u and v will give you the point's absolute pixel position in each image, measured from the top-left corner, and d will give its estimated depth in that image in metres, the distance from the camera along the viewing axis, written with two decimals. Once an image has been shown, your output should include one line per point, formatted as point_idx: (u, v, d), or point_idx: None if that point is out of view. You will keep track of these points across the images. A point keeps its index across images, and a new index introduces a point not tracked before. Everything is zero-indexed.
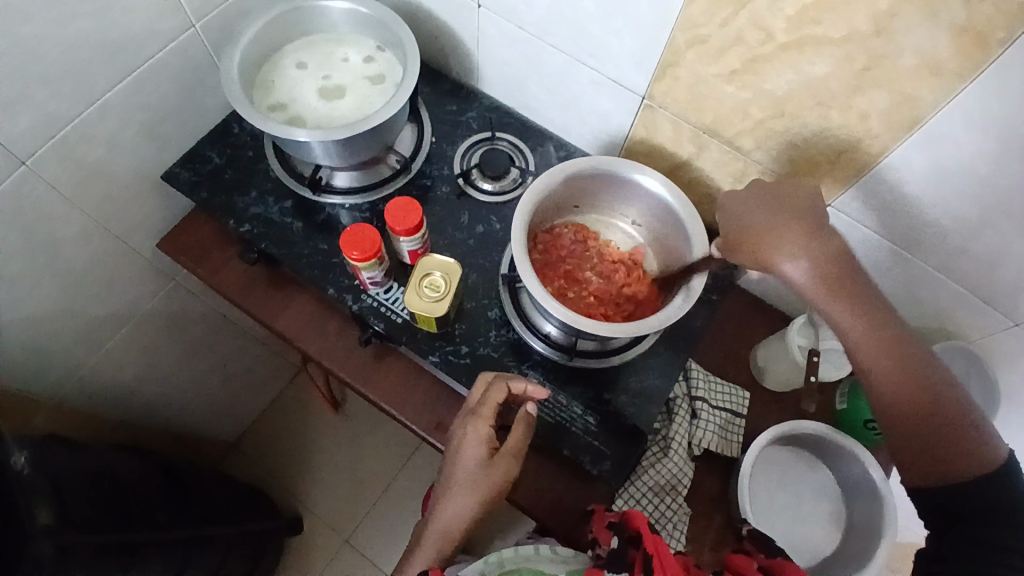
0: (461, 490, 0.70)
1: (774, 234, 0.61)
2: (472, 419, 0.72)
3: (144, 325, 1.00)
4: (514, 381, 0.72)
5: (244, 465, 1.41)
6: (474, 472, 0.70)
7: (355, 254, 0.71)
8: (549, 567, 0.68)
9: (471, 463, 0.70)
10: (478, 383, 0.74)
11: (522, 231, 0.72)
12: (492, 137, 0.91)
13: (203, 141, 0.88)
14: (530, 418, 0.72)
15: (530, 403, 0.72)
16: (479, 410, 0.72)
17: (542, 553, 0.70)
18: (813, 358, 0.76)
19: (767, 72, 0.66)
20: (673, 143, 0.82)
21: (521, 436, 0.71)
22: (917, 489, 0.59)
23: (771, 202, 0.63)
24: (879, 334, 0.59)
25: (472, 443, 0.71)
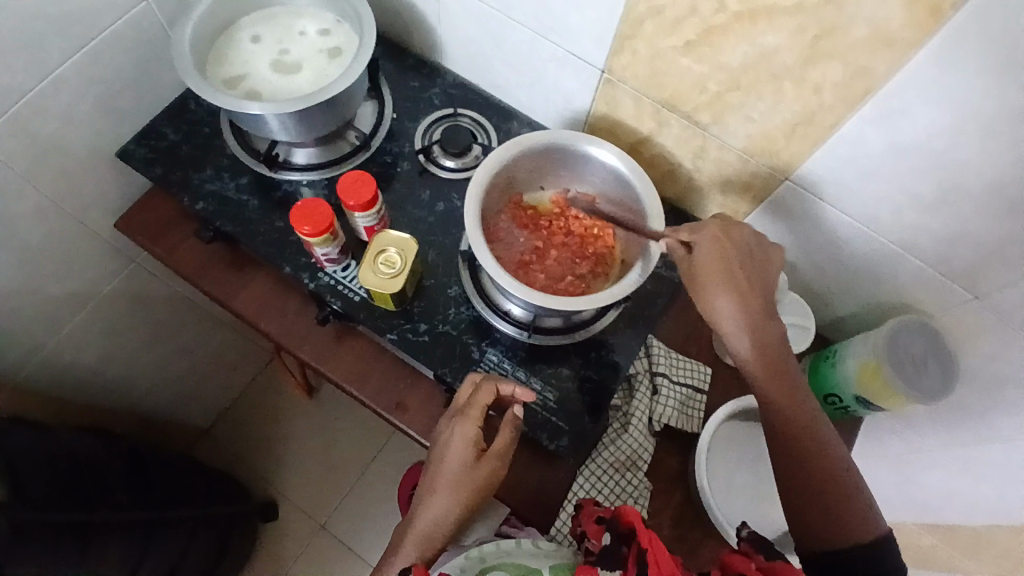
0: (446, 491, 0.69)
1: (723, 275, 0.65)
2: (460, 419, 0.71)
3: (107, 306, 0.98)
4: (502, 383, 0.72)
5: (217, 451, 1.40)
6: (459, 474, 0.69)
7: (306, 229, 0.70)
8: (533, 562, 0.68)
9: (457, 464, 0.69)
10: (465, 384, 0.73)
11: (477, 205, 0.71)
12: (454, 114, 0.90)
13: (159, 117, 0.86)
14: (516, 422, 0.72)
15: (517, 406, 0.72)
16: (467, 412, 0.71)
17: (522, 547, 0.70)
18: None
19: (723, 44, 0.65)
20: (634, 119, 0.81)
21: (509, 438, 0.71)
22: (807, 544, 0.63)
23: (735, 251, 0.66)
24: (780, 380, 0.65)
25: (459, 444, 0.70)
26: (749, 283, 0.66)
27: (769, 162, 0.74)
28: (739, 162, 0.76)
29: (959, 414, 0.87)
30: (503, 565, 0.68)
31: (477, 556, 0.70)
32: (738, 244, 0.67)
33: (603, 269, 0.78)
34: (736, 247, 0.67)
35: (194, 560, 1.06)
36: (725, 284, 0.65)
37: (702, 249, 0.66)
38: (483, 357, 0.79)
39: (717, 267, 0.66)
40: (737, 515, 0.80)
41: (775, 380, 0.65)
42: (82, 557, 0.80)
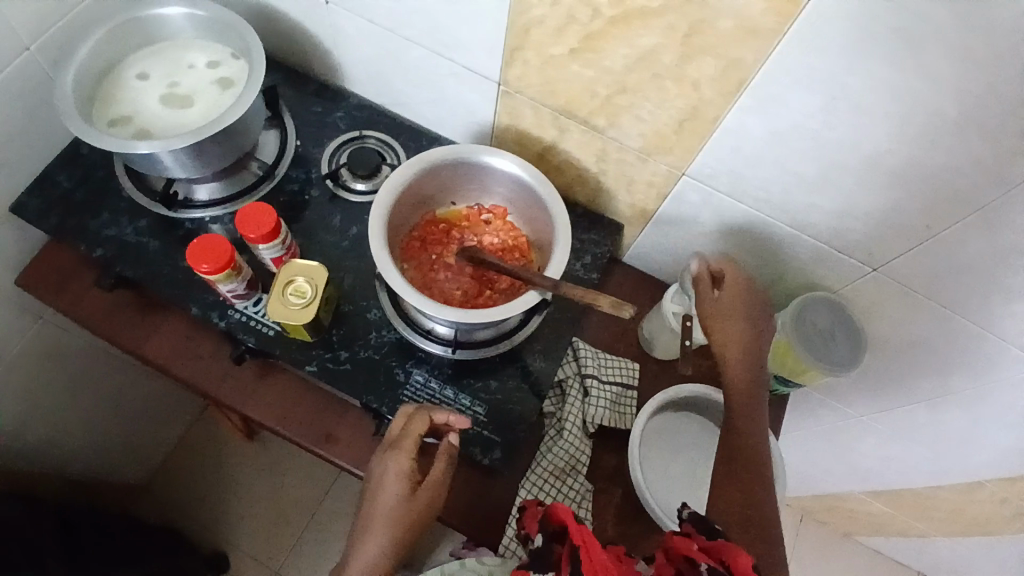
0: (381, 530, 0.66)
1: (726, 316, 0.71)
2: (395, 452, 0.69)
3: (13, 369, 0.92)
4: (436, 412, 0.72)
5: (159, 506, 1.34)
6: (395, 508, 0.67)
7: (204, 267, 0.68)
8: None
9: (393, 497, 0.67)
10: (398, 417, 0.72)
11: (382, 223, 0.70)
12: (360, 137, 0.90)
13: (49, 166, 0.82)
14: (451, 452, 0.72)
15: (452, 434, 0.72)
16: (401, 445, 0.69)
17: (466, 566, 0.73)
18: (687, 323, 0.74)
19: (605, 48, 0.67)
20: (536, 127, 0.82)
21: (444, 468, 0.70)
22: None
23: (750, 304, 0.72)
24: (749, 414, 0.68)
25: (394, 477, 0.68)
26: (755, 323, 0.71)
27: (667, 159, 0.76)
28: (640, 160, 0.78)
29: (879, 382, 0.91)
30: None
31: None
32: (756, 300, 0.73)
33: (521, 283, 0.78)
34: (743, 295, 0.72)
35: None
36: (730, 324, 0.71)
37: (727, 290, 0.72)
38: (409, 378, 0.78)
39: (725, 309, 0.71)
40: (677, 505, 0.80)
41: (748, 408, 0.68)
42: None
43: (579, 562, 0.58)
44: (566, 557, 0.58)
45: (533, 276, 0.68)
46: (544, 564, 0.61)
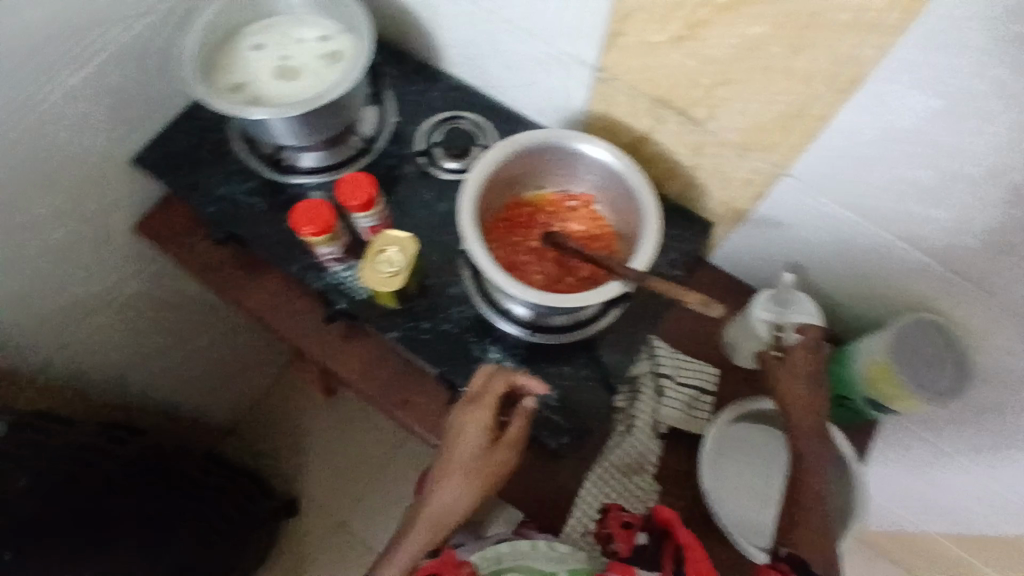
0: (459, 479, 0.70)
1: (792, 379, 0.71)
2: (474, 407, 0.72)
3: (129, 309, 1.02)
4: (516, 374, 0.73)
5: (242, 449, 1.44)
6: (473, 460, 0.70)
7: (307, 229, 0.72)
8: (547, 566, 0.70)
9: (471, 450, 0.71)
10: (478, 374, 0.73)
11: (472, 200, 0.72)
12: (454, 116, 0.91)
13: (172, 126, 0.89)
14: (529, 414, 0.73)
15: (530, 397, 0.73)
16: (482, 402, 0.72)
17: (537, 550, 0.71)
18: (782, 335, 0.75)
19: (711, 36, 0.65)
20: (631, 116, 0.80)
21: (521, 429, 0.72)
22: None
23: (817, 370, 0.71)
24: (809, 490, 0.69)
25: (473, 431, 0.71)
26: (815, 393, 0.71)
27: (767, 157, 0.72)
28: (738, 155, 0.75)
29: (981, 415, 0.84)
30: (519, 568, 0.70)
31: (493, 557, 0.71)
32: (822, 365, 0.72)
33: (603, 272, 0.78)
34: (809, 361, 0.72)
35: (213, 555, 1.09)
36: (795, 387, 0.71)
37: (789, 360, 0.72)
38: (484, 354, 0.80)
39: (790, 376, 0.71)
40: (735, 514, 0.79)
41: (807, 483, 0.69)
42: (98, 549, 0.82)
43: (683, 563, 0.67)
44: (671, 558, 0.68)
45: (619, 267, 0.69)
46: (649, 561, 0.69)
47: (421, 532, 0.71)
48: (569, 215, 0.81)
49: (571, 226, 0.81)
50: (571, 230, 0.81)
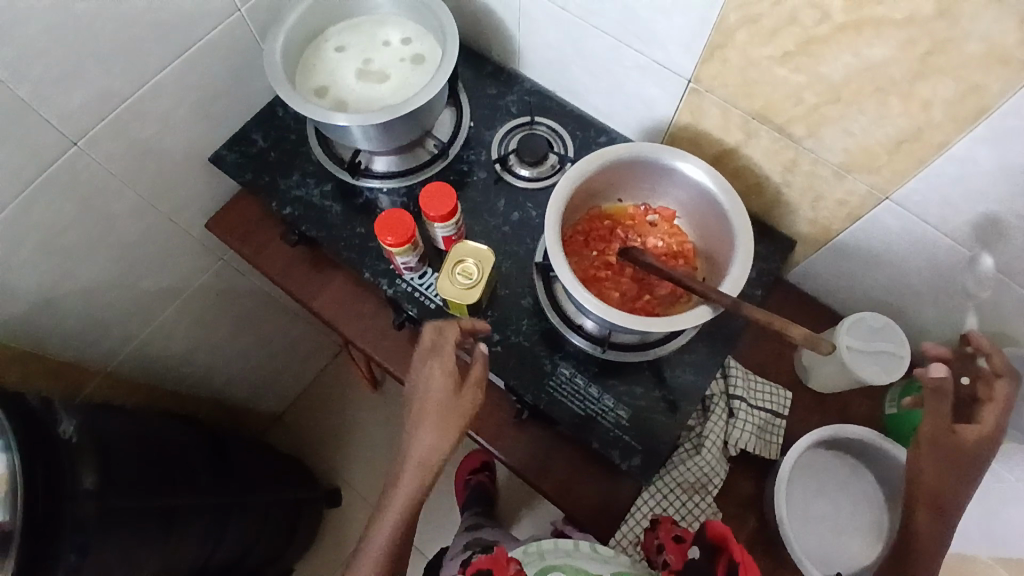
0: (433, 423, 0.70)
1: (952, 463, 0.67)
2: (437, 356, 0.71)
3: (195, 300, 1.03)
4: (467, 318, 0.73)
5: (288, 437, 1.46)
6: (443, 403, 0.70)
7: (388, 239, 0.72)
8: (591, 566, 0.72)
9: (440, 393, 0.70)
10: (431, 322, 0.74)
11: (556, 216, 0.70)
12: (530, 122, 0.89)
13: (250, 123, 0.89)
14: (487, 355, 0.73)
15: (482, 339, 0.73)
16: (443, 352, 0.71)
17: (582, 551, 0.73)
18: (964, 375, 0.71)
19: (824, 55, 0.62)
20: (721, 130, 0.78)
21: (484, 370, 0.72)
22: None
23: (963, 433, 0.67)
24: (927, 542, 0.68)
25: (438, 375, 0.71)
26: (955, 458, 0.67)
27: (868, 179, 0.70)
28: (834, 176, 0.72)
29: None
30: (561, 566, 0.71)
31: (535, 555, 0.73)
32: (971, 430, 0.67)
33: (682, 292, 0.76)
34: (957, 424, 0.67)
35: (264, 541, 1.11)
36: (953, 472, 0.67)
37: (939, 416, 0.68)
38: (555, 367, 0.79)
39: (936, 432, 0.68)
40: (807, 542, 0.78)
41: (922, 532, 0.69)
42: (164, 536, 0.83)
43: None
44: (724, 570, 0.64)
45: (712, 291, 0.65)
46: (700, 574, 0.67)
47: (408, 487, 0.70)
48: (649, 228, 0.79)
49: (651, 240, 0.78)
50: (651, 244, 0.79)
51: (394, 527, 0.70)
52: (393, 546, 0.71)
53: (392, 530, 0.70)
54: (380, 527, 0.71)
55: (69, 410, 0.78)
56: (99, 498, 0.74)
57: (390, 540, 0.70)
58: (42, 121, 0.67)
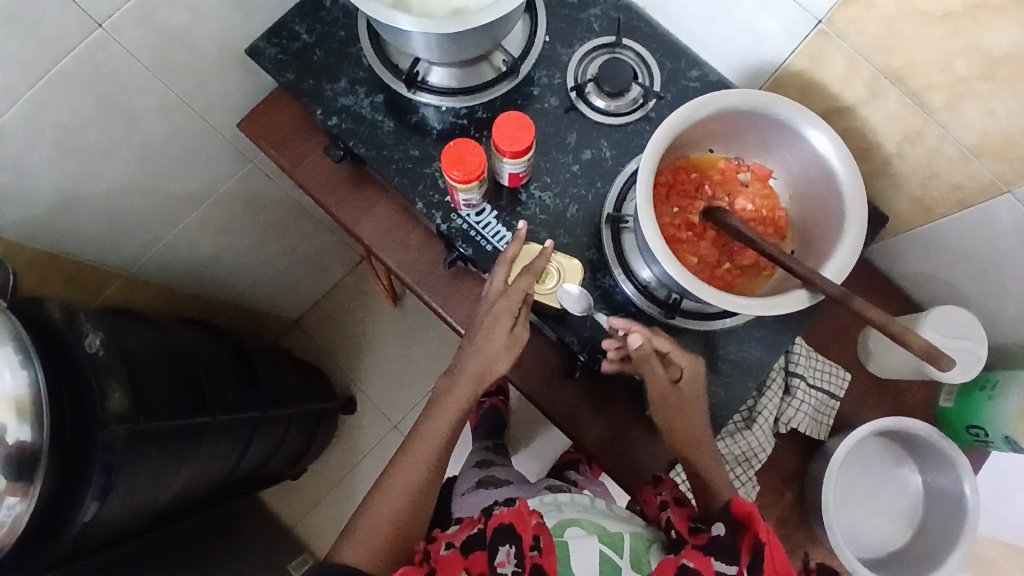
0: (492, 350, 0.67)
1: (677, 410, 0.69)
2: (503, 297, 0.67)
3: (221, 204, 0.95)
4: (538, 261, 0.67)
5: (305, 342, 1.44)
6: (501, 339, 0.67)
7: (455, 174, 0.66)
8: (612, 524, 0.71)
9: (500, 332, 0.66)
10: (500, 267, 0.68)
11: (650, 166, 0.62)
12: (615, 44, 0.78)
13: (292, 12, 0.77)
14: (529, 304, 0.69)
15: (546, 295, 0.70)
16: (508, 291, 0.67)
17: (597, 510, 0.73)
18: (895, 326, 0.58)
19: (1000, 21, 0.52)
20: (840, 84, 0.67)
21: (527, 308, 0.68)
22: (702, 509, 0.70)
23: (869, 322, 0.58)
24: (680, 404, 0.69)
25: (502, 314, 0.66)
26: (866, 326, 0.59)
27: (998, 167, 0.62)
28: (958, 157, 0.64)
29: None
30: (582, 522, 0.70)
31: (553, 505, 0.73)
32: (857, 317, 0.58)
33: (766, 265, 0.70)
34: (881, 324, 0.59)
35: (284, 450, 1.11)
36: (692, 410, 0.70)
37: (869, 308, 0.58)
38: (589, 317, 0.73)
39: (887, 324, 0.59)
40: (843, 526, 0.78)
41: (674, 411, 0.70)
42: (193, 451, 0.80)
43: (761, 560, 0.59)
44: (748, 550, 0.60)
45: (817, 276, 0.59)
46: (716, 549, 0.63)
47: (438, 422, 0.69)
48: (740, 188, 0.72)
49: (739, 202, 0.71)
50: (738, 207, 0.72)
51: (416, 472, 0.68)
52: (421, 483, 0.68)
53: (415, 472, 0.68)
54: (400, 473, 0.68)
55: (92, 321, 0.72)
56: (127, 424, 0.69)
57: (413, 487, 0.67)
58: (62, 0, 0.56)
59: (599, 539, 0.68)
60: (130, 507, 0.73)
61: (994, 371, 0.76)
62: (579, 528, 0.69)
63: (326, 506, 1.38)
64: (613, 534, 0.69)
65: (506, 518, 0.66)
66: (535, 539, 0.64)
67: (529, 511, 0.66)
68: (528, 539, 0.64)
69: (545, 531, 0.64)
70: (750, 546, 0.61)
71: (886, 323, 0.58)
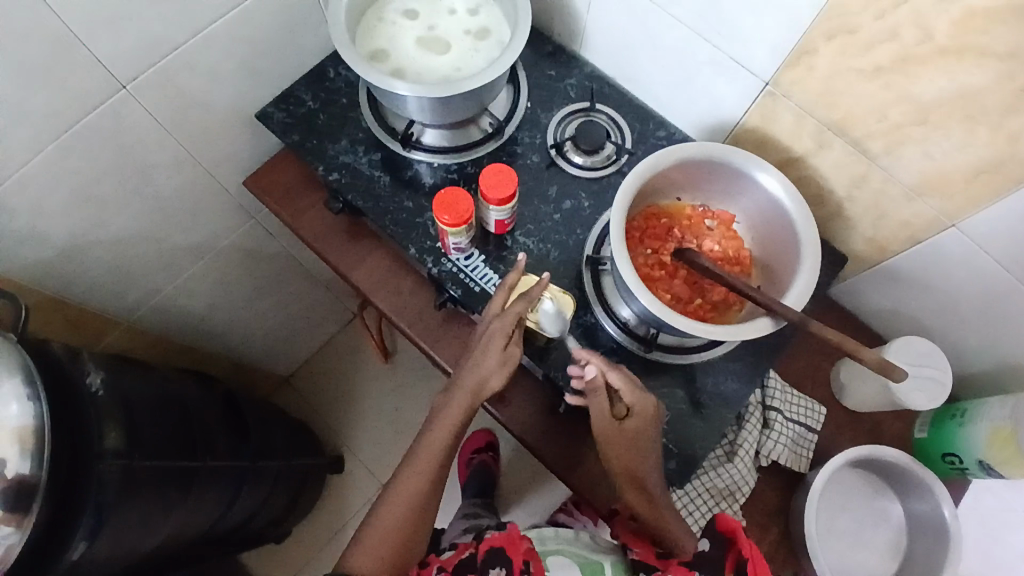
0: (486, 369, 0.70)
1: (629, 446, 0.70)
2: (497, 320, 0.70)
3: (221, 258, 1.00)
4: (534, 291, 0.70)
5: (294, 401, 1.45)
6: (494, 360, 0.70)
7: (445, 218, 0.72)
8: (592, 554, 0.74)
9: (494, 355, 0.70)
10: (499, 295, 0.72)
11: (622, 208, 0.69)
12: (589, 109, 0.87)
13: (299, 82, 0.86)
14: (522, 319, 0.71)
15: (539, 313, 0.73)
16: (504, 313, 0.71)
17: (579, 540, 0.76)
18: (852, 344, 0.63)
19: (918, 74, 0.61)
20: (789, 137, 0.75)
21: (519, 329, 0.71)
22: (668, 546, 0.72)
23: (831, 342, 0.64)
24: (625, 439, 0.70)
25: (496, 337, 0.70)
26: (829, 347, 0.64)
27: (938, 204, 0.69)
28: (901, 197, 0.71)
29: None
30: (563, 551, 0.74)
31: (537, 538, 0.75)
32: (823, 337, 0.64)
33: (734, 299, 0.75)
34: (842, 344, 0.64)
35: (270, 506, 1.10)
36: (641, 446, 0.70)
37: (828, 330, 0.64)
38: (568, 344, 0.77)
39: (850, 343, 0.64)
40: (830, 559, 0.79)
41: (621, 449, 0.70)
42: (182, 497, 0.81)
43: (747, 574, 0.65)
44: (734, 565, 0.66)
45: (778, 303, 0.65)
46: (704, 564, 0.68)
47: (435, 444, 0.71)
48: (706, 231, 0.78)
49: (706, 244, 0.78)
50: (706, 248, 0.78)
51: (415, 489, 0.70)
52: (420, 501, 0.70)
53: (413, 492, 0.70)
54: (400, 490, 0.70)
55: (95, 361, 0.75)
56: (123, 460, 0.70)
57: (409, 505, 0.69)
58: (95, 62, 0.64)
59: (582, 569, 0.71)
60: (114, 551, 0.73)
61: (962, 401, 0.80)
62: (562, 557, 0.72)
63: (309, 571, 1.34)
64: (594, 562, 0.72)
65: (498, 542, 0.70)
66: (525, 563, 0.68)
67: (520, 535, 0.70)
68: (517, 563, 0.68)
69: (535, 556, 0.69)
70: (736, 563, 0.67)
71: (844, 342, 0.63)
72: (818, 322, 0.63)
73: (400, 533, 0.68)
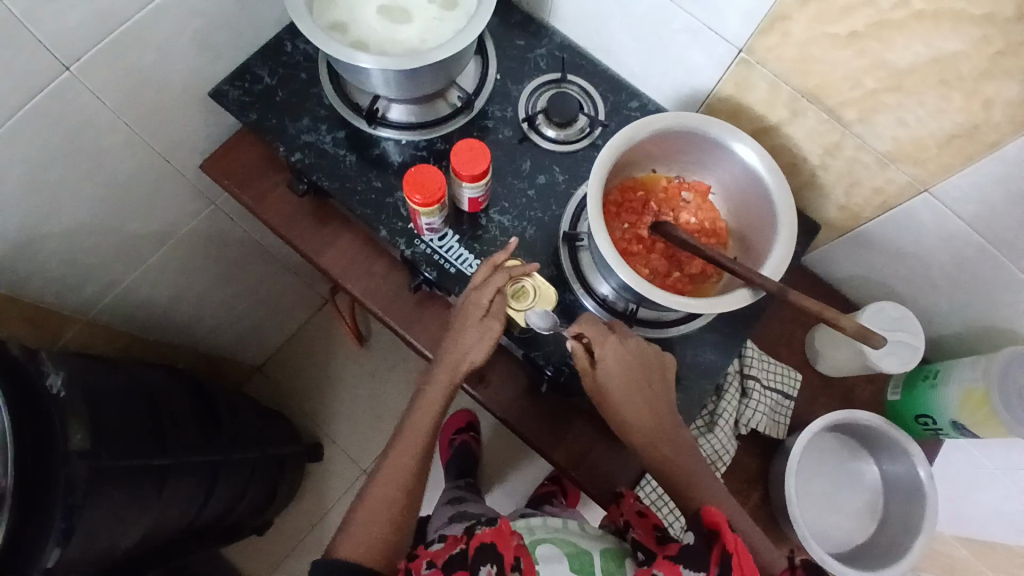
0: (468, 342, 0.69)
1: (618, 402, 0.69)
2: (476, 291, 0.70)
3: (182, 246, 0.96)
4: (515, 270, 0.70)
5: (267, 388, 1.42)
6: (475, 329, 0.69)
7: (416, 198, 0.69)
8: (583, 542, 0.72)
9: (473, 324, 0.69)
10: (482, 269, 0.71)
11: (599, 181, 0.67)
12: (561, 80, 0.84)
13: (254, 57, 0.81)
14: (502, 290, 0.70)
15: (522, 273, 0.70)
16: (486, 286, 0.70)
17: (570, 528, 0.74)
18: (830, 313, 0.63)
19: (893, 39, 0.60)
20: (764, 105, 0.74)
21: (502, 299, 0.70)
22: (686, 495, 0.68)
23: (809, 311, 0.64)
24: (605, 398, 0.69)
25: (474, 308, 0.69)
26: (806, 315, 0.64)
27: (912, 170, 0.69)
28: (875, 164, 0.71)
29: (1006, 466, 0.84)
30: (552, 540, 0.72)
31: (526, 529, 0.74)
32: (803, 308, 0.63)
33: (712, 271, 0.75)
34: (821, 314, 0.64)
35: (249, 497, 1.08)
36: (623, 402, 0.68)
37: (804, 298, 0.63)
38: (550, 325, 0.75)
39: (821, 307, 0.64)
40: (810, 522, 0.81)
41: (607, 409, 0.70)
42: (155, 497, 0.78)
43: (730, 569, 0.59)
44: (716, 560, 0.60)
45: (755, 273, 0.64)
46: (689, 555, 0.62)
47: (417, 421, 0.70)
48: (683, 203, 0.77)
49: (684, 215, 0.77)
50: (683, 220, 0.77)
51: (400, 469, 0.69)
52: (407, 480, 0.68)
53: (400, 471, 0.68)
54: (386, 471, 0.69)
55: (54, 360, 0.71)
56: (89, 460, 0.68)
57: (394, 486, 0.68)
58: (33, 43, 0.59)
59: (570, 563, 0.68)
60: (88, 555, 0.70)
61: (934, 362, 0.82)
62: (550, 548, 0.70)
63: (293, 560, 1.33)
64: (584, 555, 0.69)
65: (487, 538, 0.66)
66: (515, 560, 0.64)
67: (511, 531, 0.67)
68: (508, 558, 0.64)
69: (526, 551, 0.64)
70: (719, 557, 0.60)
71: (825, 312, 0.63)
72: (797, 291, 0.63)
73: (389, 513, 0.67)
